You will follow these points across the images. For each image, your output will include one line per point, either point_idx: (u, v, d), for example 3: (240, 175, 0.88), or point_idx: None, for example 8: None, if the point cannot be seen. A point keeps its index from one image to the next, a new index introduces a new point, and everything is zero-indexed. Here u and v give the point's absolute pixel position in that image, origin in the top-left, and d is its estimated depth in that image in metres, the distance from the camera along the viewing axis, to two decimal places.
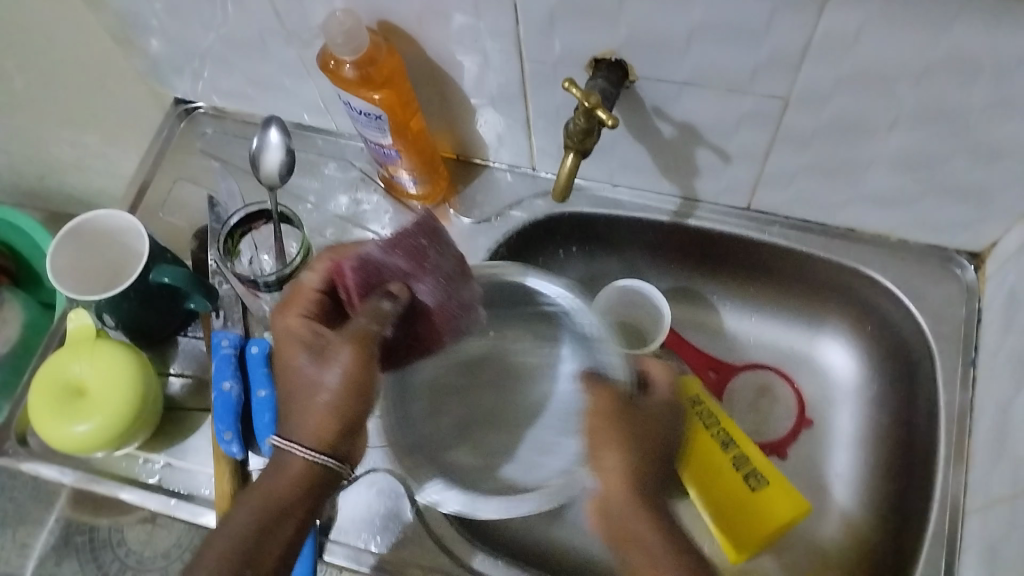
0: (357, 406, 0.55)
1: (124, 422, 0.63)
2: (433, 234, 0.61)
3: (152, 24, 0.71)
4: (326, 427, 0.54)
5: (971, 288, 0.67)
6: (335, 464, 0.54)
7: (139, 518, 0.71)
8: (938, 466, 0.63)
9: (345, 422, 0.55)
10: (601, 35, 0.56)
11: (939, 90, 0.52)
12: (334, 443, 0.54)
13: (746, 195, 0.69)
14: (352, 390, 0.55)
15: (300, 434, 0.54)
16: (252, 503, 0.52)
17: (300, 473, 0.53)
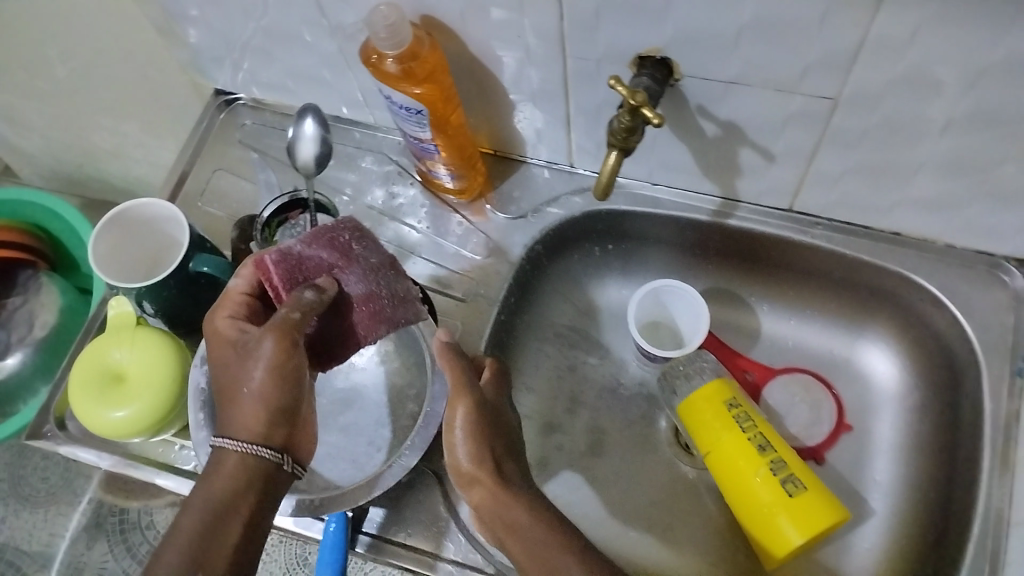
0: (285, 400, 0.52)
1: (161, 409, 0.63)
2: (358, 232, 0.58)
3: (195, 15, 0.71)
4: (257, 420, 0.51)
5: (1019, 296, 0.66)
6: (276, 457, 0.51)
7: (169, 502, 0.70)
8: (982, 477, 0.61)
9: (276, 413, 0.51)
10: (646, 32, 0.55)
11: (996, 94, 0.51)
12: (267, 433, 0.51)
13: (789, 195, 0.68)
14: (281, 383, 0.51)
15: (232, 427, 0.51)
16: (190, 517, 0.48)
17: (241, 466, 0.50)
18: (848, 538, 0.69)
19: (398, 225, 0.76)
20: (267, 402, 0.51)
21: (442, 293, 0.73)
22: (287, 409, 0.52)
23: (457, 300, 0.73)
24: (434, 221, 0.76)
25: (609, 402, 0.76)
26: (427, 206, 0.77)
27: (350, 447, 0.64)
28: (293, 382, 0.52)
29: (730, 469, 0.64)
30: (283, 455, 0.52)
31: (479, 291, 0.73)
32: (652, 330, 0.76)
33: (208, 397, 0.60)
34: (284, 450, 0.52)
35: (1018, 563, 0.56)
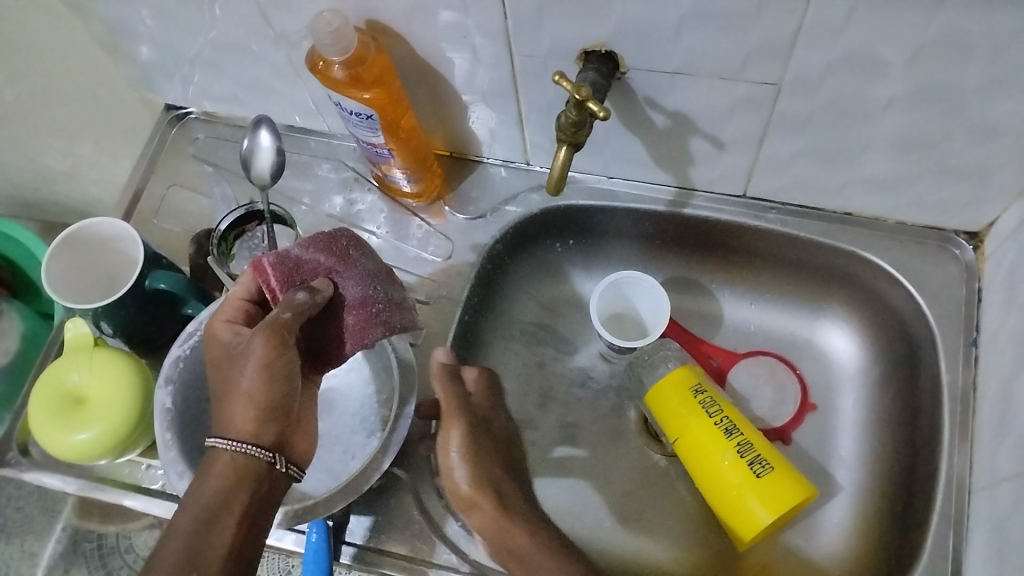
0: (278, 396, 0.51)
1: (126, 429, 0.63)
2: (357, 241, 0.60)
3: (140, 30, 0.70)
4: (249, 416, 0.50)
5: (970, 268, 0.67)
6: (267, 456, 0.50)
7: (147, 523, 0.68)
8: (943, 446, 0.62)
9: (268, 409, 0.51)
10: (589, 27, 0.56)
11: (933, 70, 0.52)
12: (257, 430, 0.50)
13: (742, 181, 0.69)
14: (274, 379, 0.51)
15: (225, 427, 0.50)
16: (181, 528, 0.47)
17: (232, 469, 0.49)
18: (820, 516, 0.70)
19: (358, 231, 0.76)
20: (259, 397, 0.50)
21: None
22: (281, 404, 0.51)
23: (419, 303, 0.73)
24: (393, 225, 0.76)
25: (578, 395, 0.77)
26: (386, 211, 0.77)
27: (323, 456, 0.64)
28: (287, 379, 0.51)
29: (698, 454, 0.65)
30: (275, 455, 0.51)
31: (442, 292, 0.73)
32: (616, 322, 0.77)
33: (175, 418, 0.59)
34: (275, 451, 0.51)
35: (981, 528, 0.58)
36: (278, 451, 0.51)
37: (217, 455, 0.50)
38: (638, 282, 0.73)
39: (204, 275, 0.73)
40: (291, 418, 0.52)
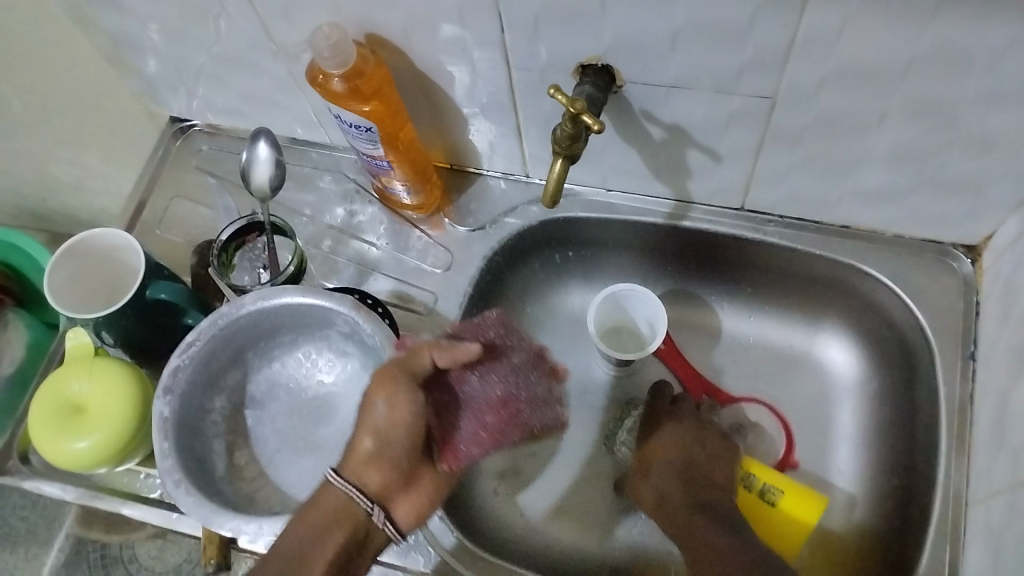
0: (389, 446, 0.56)
1: (127, 433, 0.64)
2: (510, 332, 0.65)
3: (145, 43, 0.71)
4: (361, 457, 0.56)
5: (968, 281, 0.67)
6: (366, 505, 0.56)
7: (149, 534, 0.71)
8: (940, 460, 0.62)
9: (383, 461, 0.56)
10: (586, 41, 0.56)
11: (927, 83, 0.52)
12: (365, 479, 0.56)
13: (740, 194, 0.69)
14: (394, 428, 0.55)
15: (348, 468, 0.56)
16: (279, 550, 0.54)
17: (333, 514, 0.55)
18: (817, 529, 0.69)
19: (358, 242, 0.77)
20: (374, 442, 0.55)
21: (404, 308, 0.74)
22: (387, 453, 0.56)
23: (418, 313, 0.73)
24: (393, 237, 0.77)
25: (576, 407, 0.77)
26: (386, 223, 0.77)
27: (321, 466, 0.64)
28: (402, 427, 0.55)
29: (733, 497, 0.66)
30: (373, 505, 0.56)
31: (440, 303, 0.74)
32: (615, 338, 0.77)
33: (172, 426, 0.59)
34: (375, 500, 0.56)
35: (977, 542, 0.57)
36: (378, 502, 0.56)
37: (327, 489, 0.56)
38: (631, 298, 0.74)
39: (205, 285, 0.74)
40: (399, 475, 0.57)
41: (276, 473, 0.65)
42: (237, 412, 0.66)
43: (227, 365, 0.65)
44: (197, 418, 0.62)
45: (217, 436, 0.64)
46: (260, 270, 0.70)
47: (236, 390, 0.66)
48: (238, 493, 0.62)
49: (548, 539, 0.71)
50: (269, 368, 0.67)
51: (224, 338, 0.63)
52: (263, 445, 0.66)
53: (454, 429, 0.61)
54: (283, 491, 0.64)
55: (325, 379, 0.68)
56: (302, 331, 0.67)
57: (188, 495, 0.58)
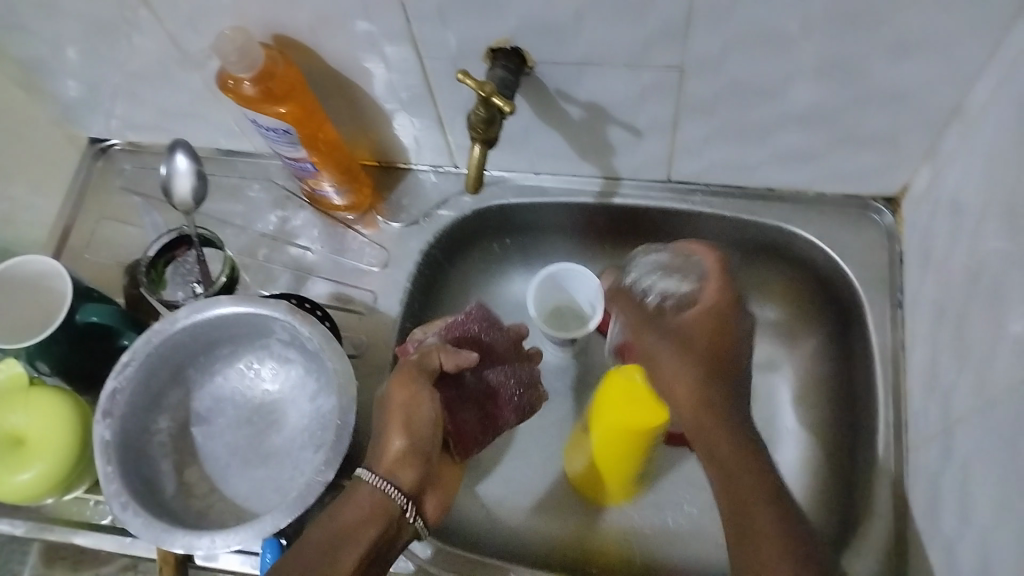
0: (422, 440, 0.55)
1: (71, 460, 0.63)
2: (487, 322, 0.66)
3: (54, 66, 0.70)
4: (395, 456, 0.53)
5: (890, 232, 0.69)
6: (402, 502, 0.53)
7: (117, 566, 0.67)
8: (878, 407, 0.64)
9: (413, 453, 0.54)
10: (492, 26, 0.57)
11: (827, 41, 0.53)
12: (399, 475, 0.53)
13: (665, 167, 0.70)
14: (410, 422, 0.55)
15: (378, 464, 0.53)
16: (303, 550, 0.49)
17: (366, 513, 0.51)
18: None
19: (293, 248, 0.77)
20: (405, 440, 0.54)
21: (343, 309, 0.73)
22: (423, 447, 0.55)
23: (359, 313, 0.73)
24: (328, 240, 0.76)
25: None
26: (319, 226, 0.77)
27: (272, 476, 0.63)
28: (430, 419, 0.56)
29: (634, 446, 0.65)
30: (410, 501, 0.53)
31: (380, 301, 0.73)
32: (555, 317, 0.76)
33: (115, 450, 0.58)
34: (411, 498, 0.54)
35: (919, 482, 0.59)
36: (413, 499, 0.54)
37: (358, 487, 0.52)
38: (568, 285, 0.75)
39: (140, 306, 0.74)
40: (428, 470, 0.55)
41: (227, 486, 0.63)
42: (183, 430, 0.65)
43: (166, 383, 0.64)
44: (140, 439, 0.61)
45: (164, 456, 0.63)
46: (194, 284, 0.69)
47: (180, 409, 0.65)
48: (188, 511, 0.61)
49: (510, 527, 0.72)
50: (211, 382, 0.66)
51: (162, 355, 0.62)
52: (213, 461, 0.64)
53: (462, 424, 0.61)
54: (236, 502, 0.62)
55: (270, 388, 0.66)
56: (240, 341, 0.66)
57: (137, 516, 0.56)
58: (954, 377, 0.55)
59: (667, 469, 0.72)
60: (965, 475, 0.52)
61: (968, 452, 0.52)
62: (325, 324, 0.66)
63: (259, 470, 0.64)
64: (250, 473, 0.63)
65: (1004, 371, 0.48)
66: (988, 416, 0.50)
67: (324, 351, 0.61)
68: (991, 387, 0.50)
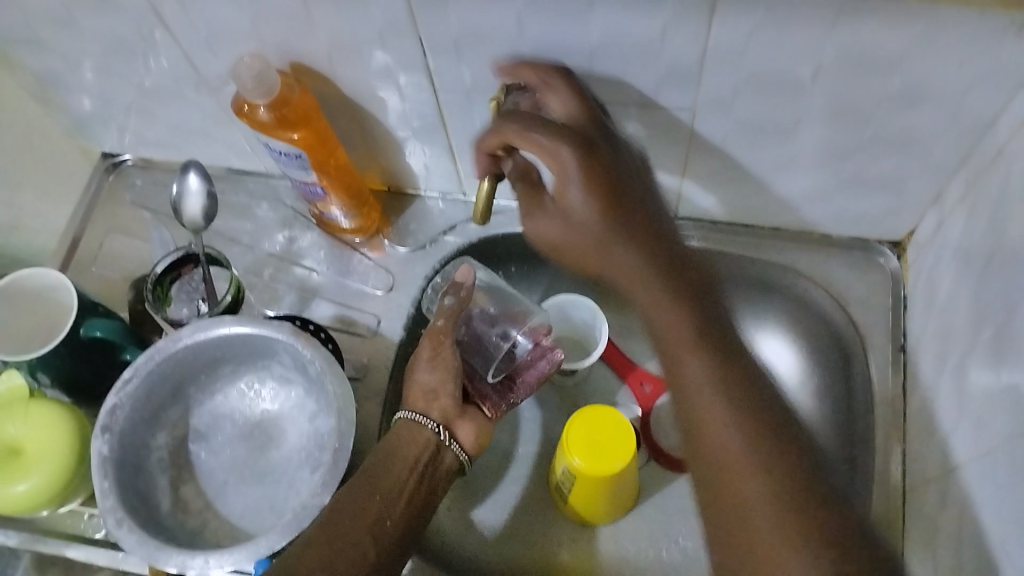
0: (444, 379, 0.62)
1: (65, 477, 0.63)
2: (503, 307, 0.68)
3: (73, 82, 0.71)
4: (421, 392, 0.62)
5: (894, 276, 0.69)
6: (432, 426, 0.60)
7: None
8: (877, 451, 0.64)
9: (437, 388, 0.62)
10: (505, 60, 0.57)
11: (840, 89, 0.54)
12: (426, 407, 0.61)
13: (672, 203, 0.70)
14: (436, 366, 0.62)
15: (412, 405, 0.62)
16: (344, 517, 0.54)
17: (409, 444, 0.59)
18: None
19: (298, 268, 0.77)
20: (428, 381, 0.62)
21: (346, 331, 0.73)
22: (442, 390, 0.62)
23: (362, 336, 0.73)
24: (334, 261, 0.77)
25: (529, 418, 0.77)
26: (326, 248, 0.77)
27: (268, 496, 0.63)
28: (449, 368, 0.62)
29: (596, 480, 0.64)
30: (440, 426, 0.61)
31: (384, 325, 0.74)
32: (576, 349, 0.75)
33: (112, 466, 0.58)
34: (441, 424, 0.61)
35: (916, 529, 0.59)
36: (444, 424, 0.61)
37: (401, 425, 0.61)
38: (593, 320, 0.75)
39: (143, 321, 0.75)
40: (456, 402, 0.62)
41: (223, 506, 0.63)
42: (181, 448, 0.65)
43: (167, 401, 0.64)
44: (137, 455, 0.61)
45: (161, 472, 0.63)
46: (199, 302, 0.70)
47: (179, 426, 0.65)
48: (183, 529, 0.61)
49: (503, 555, 0.72)
50: (211, 401, 0.67)
51: (163, 372, 0.62)
52: (210, 480, 0.64)
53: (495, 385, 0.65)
54: (231, 522, 0.62)
55: (269, 408, 0.66)
56: (241, 361, 0.66)
57: (132, 534, 0.55)
58: (952, 425, 0.55)
59: (663, 504, 0.72)
60: (962, 524, 0.52)
61: (966, 500, 0.52)
62: (328, 348, 0.66)
63: (256, 490, 0.64)
64: (247, 491, 0.63)
65: (1003, 424, 0.48)
66: (987, 466, 0.50)
67: (324, 374, 0.61)
68: (990, 438, 0.50)
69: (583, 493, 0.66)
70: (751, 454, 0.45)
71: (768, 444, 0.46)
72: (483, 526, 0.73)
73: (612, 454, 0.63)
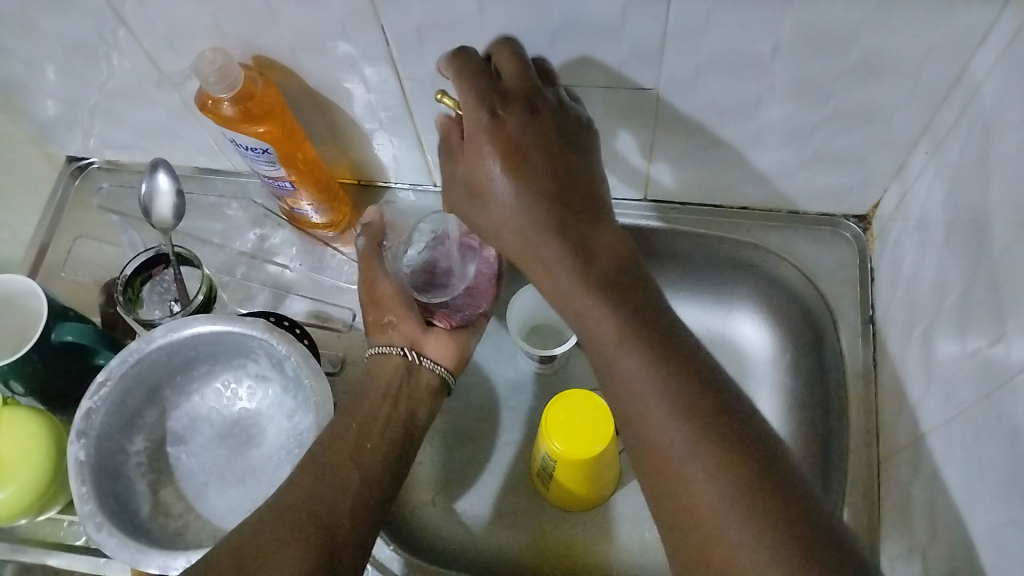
0: (386, 304, 0.65)
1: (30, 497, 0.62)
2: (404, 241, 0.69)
3: (34, 86, 0.70)
4: (377, 324, 0.64)
5: (862, 249, 0.70)
6: (398, 352, 0.63)
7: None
8: (851, 421, 0.65)
9: (383, 314, 0.64)
10: (469, 47, 0.57)
11: (800, 64, 0.55)
12: (388, 336, 0.64)
13: (641, 185, 0.71)
14: (376, 296, 0.65)
15: (377, 339, 0.64)
16: (311, 480, 0.53)
17: (380, 372, 0.62)
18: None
19: (270, 265, 0.77)
20: (377, 313, 0.65)
21: (322, 327, 0.73)
22: (396, 319, 0.64)
23: (338, 331, 0.73)
24: (306, 258, 0.77)
25: (508, 405, 0.77)
26: (298, 244, 0.77)
27: (249, 494, 0.63)
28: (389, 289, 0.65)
29: (576, 464, 0.64)
30: (405, 349, 0.63)
31: (359, 319, 0.74)
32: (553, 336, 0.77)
33: (89, 471, 0.58)
34: (407, 346, 0.63)
35: (891, 495, 0.60)
36: (410, 347, 0.63)
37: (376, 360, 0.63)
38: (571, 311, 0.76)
39: (116, 324, 0.74)
40: (412, 320, 0.64)
41: (204, 505, 0.63)
42: (158, 451, 0.64)
43: (143, 403, 0.64)
44: (113, 457, 0.61)
45: (141, 476, 0.62)
46: (171, 303, 0.69)
47: (156, 429, 0.65)
48: (165, 531, 0.60)
49: (488, 541, 0.72)
50: (187, 402, 0.66)
51: (137, 375, 0.62)
52: (190, 481, 0.64)
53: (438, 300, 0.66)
54: (212, 522, 0.62)
55: (247, 407, 0.66)
56: (216, 360, 0.65)
57: (112, 536, 0.55)
58: (921, 391, 0.56)
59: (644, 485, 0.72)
60: (934, 487, 0.53)
61: (937, 465, 0.53)
62: (303, 343, 0.66)
63: (236, 489, 0.63)
64: (228, 490, 0.63)
65: (969, 386, 0.49)
66: (955, 429, 0.51)
67: (300, 369, 0.61)
68: (959, 401, 0.51)
69: (565, 477, 0.66)
70: (688, 456, 0.42)
71: (698, 419, 0.43)
72: (467, 515, 0.73)
73: (595, 439, 0.63)
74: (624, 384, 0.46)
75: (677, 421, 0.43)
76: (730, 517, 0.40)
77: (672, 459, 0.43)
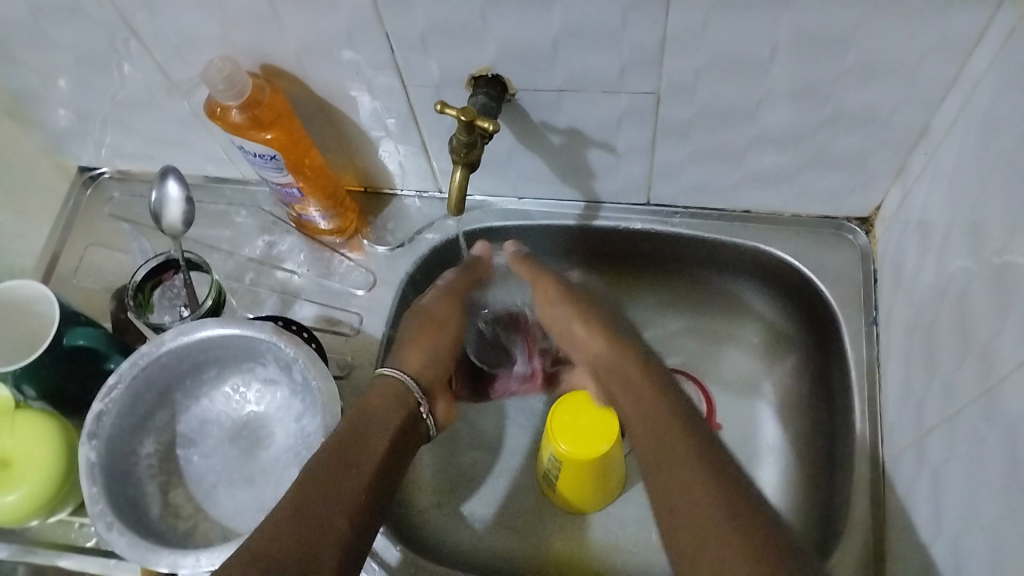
0: (434, 355, 0.68)
1: (37, 507, 0.63)
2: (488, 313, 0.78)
3: (46, 96, 0.72)
4: (417, 358, 0.67)
5: (864, 251, 0.71)
6: (418, 390, 0.64)
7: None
8: (855, 421, 0.65)
9: (426, 354, 0.67)
10: (473, 53, 0.58)
11: (799, 67, 0.56)
12: (419, 373, 0.66)
13: (644, 190, 0.72)
14: (431, 339, 0.69)
15: (403, 367, 0.66)
16: (314, 487, 0.52)
17: (390, 394, 0.62)
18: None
19: (278, 271, 0.78)
20: (423, 352, 0.67)
21: (331, 331, 0.74)
22: (438, 362, 0.68)
23: (345, 336, 0.74)
24: (314, 264, 0.78)
25: (514, 409, 0.78)
26: (306, 250, 0.78)
27: (257, 496, 0.63)
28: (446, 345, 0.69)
29: (581, 465, 0.65)
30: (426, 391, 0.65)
31: (366, 323, 0.74)
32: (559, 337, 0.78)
33: (100, 472, 0.58)
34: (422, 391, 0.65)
35: (895, 494, 0.60)
36: (426, 393, 0.65)
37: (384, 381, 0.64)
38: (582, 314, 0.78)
39: (126, 328, 0.75)
40: (438, 378, 0.67)
41: (213, 506, 0.63)
42: (168, 453, 0.65)
43: (153, 406, 0.65)
44: (123, 459, 0.62)
45: (151, 478, 0.63)
46: (181, 308, 0.70)
47: (166, 431, 0.66)
48: (174, 532, 0.61)
49: (494, 542, 0.72)
50: (197, 405, 0.67)
51: (148, 377, 0.63)
52: (199, 482, 0.65)
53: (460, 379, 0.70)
54: (222, 522, 0.63)
55: (256, 409, 0.67)
56: (225, 364, 0.66)
57: (122, 536, 0.56)
58: (923, 388, 0.57)
59: None
60: (937, 483, 0.53)
61: (940, 460, 0.53)
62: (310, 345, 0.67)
63: (246, 491, 0.64)
64: (235, 491, 0.64)
65: (969, 383, 0.50)
66: (956, 425, 0.51)
67: (309, 370, 0.62)
68: (959, 397, 0.51)
69: (569, 479, 0.67)
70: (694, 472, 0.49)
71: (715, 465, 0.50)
72: (473, 516, 0.73)
73: (600, 440, 0.64)
74: (660, 442, 0.53)
75: (700, 482, 0.48)
76: (735, 553, 0.43)
77: (680, 483, 0.49)
